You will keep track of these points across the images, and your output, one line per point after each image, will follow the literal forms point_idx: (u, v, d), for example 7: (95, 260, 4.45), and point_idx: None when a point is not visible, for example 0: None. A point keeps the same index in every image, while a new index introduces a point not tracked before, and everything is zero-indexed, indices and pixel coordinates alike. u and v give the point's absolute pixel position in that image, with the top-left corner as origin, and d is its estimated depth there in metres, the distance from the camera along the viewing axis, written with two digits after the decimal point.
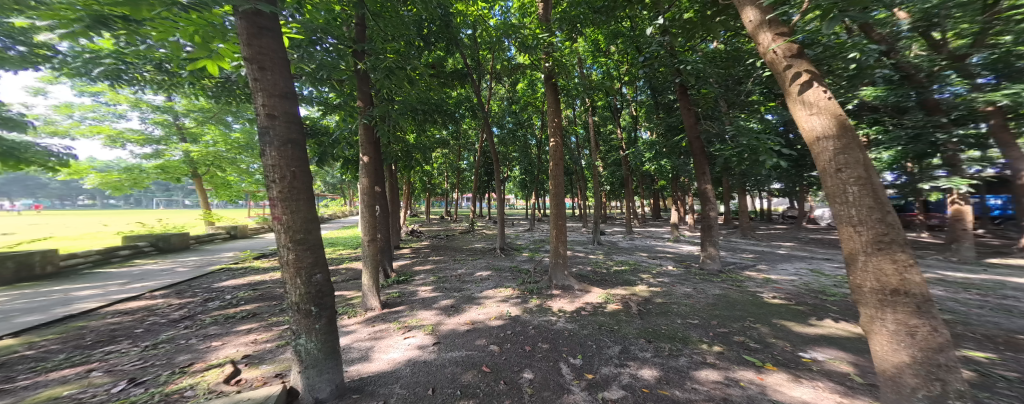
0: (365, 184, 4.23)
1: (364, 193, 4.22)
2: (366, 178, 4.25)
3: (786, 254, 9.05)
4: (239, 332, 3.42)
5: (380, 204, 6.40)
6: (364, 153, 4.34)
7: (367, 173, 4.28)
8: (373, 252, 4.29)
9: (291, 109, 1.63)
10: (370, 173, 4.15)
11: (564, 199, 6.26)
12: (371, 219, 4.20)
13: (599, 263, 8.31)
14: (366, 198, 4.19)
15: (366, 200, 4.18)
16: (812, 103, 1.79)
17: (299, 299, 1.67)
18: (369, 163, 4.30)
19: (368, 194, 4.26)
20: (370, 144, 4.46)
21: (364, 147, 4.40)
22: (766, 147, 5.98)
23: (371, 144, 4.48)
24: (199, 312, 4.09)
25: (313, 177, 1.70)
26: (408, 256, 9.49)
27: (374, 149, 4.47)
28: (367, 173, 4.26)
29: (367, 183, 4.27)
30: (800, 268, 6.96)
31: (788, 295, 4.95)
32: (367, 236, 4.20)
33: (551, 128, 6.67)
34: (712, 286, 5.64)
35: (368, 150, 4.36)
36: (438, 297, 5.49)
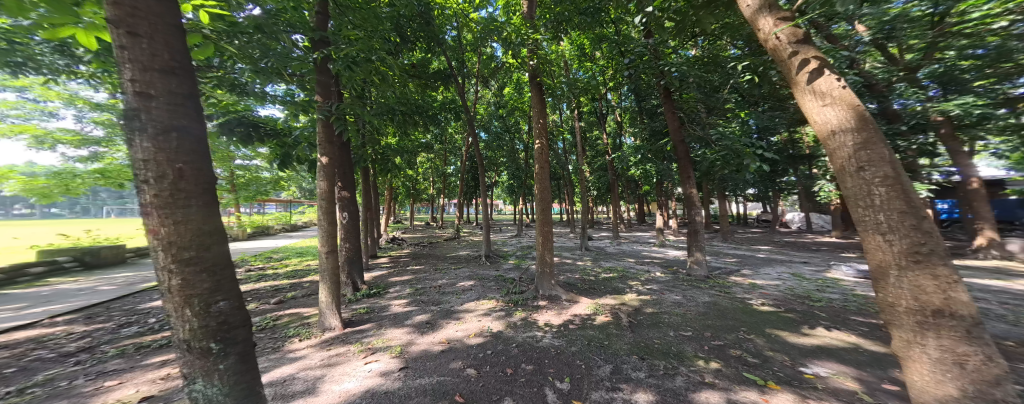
0: (323, 189, 3.76)
1: (322, 199, 3.75)
2: (324, 182, 3.79)
3: (767, 258, 9.16)
4: (148, 366, 2.85)
5: (347, 210, 5.85)
6: (322, 154, 3.89)
7: (326, 175, 3.82)
8: (332, 265, 3.77)
9: (177, 88, 1.27)
10: (329, 175, 3.73)
11: (550, 204, 5.98)
12: (329, 227, 3.71)
13: (587, 270, 8.06)
14: (323, 205, 3.71)
15: (324, 207, 3.71)
16: (823, 93, 1.51)
17: (187, 334, 1.24)
18: (329, 165, 3.87)
19: (327, 199, 3.79)
20: (330, 145, 3.95)
21: (323, 146, 3.91)
22: (748, 150, 5.98)
23: (332, 142, 3.99)
24: (105, 341, 3.43)
25: (212, 175, 1.34)
26: (385, 266, 8.87)
27: (335, 149, 4.01)
28: (326, 176, 3.82)
29: (326, 188, 3.80)
30: (782, 272, 6.98)
31: (777, 301, 4.84)
32: (323, 248, 3.70)
33: (536, 129, 6.44)
34: (701, 293, 5.48)
35: (329, 150, 3.89)
36: (412, 312, 5.00)
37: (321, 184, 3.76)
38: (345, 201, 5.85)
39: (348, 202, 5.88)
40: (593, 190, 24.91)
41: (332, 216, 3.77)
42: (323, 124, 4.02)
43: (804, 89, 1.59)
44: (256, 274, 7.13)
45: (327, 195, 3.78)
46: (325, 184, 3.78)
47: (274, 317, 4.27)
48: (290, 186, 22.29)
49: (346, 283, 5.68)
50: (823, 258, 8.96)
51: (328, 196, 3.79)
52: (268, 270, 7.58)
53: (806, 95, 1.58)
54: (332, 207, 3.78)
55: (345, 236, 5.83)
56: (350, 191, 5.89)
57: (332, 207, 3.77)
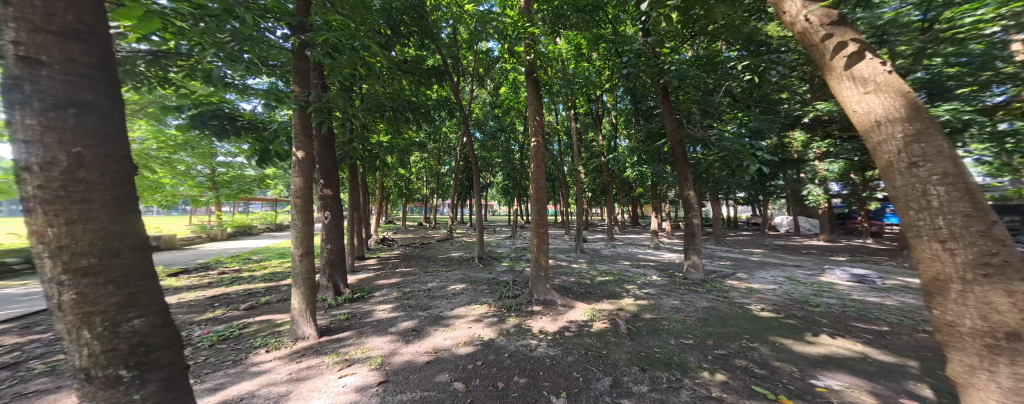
0: (296, 186, 3.49)
1: (296, 196, 3.49)
2: (299, 178, 3.53)
3: (760, 261, 9.14)
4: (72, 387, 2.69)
5: (330, 209, 5.54)
6: (297, 148, 3.60)
7: (301, 170, 3.55)
8: (306, 269, 3.49)
9: (83, 57, 1.00)
10: (303, 171, 3.47)
11: (546, 205, 5.77)
12: (303, 227, 3.46)
13: (582, 274, 7.88)
14: (298, 203, 3.46)
15: (298, 205, 3.46)
16: (865, 79, 1.32)
17: (85, 361, 1.01)
18: (305, 159, 3.59)
19: (303, 197, 3.53)
20: (305, 137, 3.63)
21: (297, 139, 3.63)
22: (748, 152, 5.87)
23: (307, 135, 3.69)
24: (35, 356, 3.25)
25: (126, 166, 1.08)
26: (373, 268, 8.49)
27: (311, 143, 3.73)
28: (300, 171, 3.54)
29: (302, 184, 3.53)
30: (777, 276, 6.92)
31: (777, 306, 4.71)
32: (297, 251, 3.44)
33: (532, 127, 6.24)
34: (699, 297, 5.33)
35: (302, 143, 3.60)
36: (398, 318, 4.70)
37: (295, 180, 3.48)
38: (327, 200, 5.54)
39: (331, 201, 5.58)
40: (588, 191, 24.89)
41: (306, 215, 3.51)
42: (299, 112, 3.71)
43: (841, 75, 1.40)
44: (231, 277, 6.70)
45: (301, 193, 3.52)
46: (300, 181, 3.51)
47: (242, 324, 3.93)
48: (277, 184, 21.63)
49: (328, 287, 5.36)
50: (815, 261, 8.99)
51: (303, 194, 3.52)
52: (246, 272, 7.15)
53: (843, 82, 1.39)
54: (306, 205, 3.52)
55: (327, 236, 5.51)
56: (333, 190, 5.58)
57: (307, 205, 3.53)
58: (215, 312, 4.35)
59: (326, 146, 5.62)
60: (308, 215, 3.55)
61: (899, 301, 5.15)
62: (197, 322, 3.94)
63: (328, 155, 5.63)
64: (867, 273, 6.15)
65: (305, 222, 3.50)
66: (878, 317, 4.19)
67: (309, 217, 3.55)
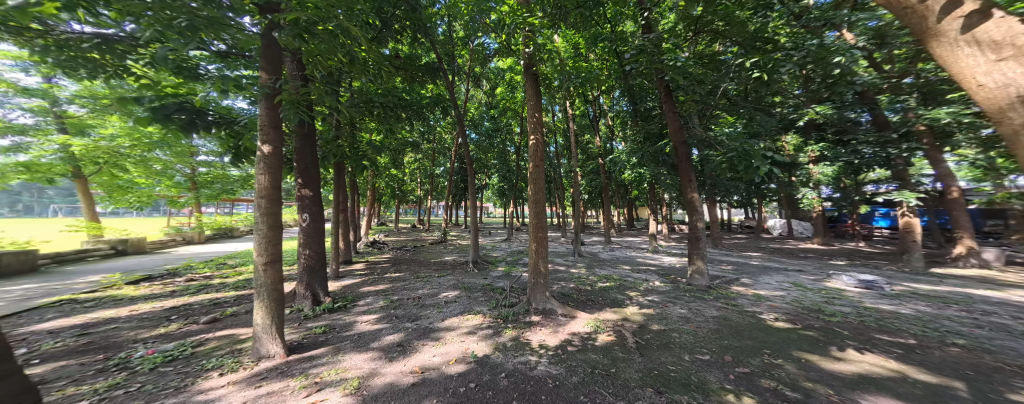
0: (262, 185, 3.09)
1: (261, 197, 3.09)
2: (265, 175, 3.13)
3: (761, 265, 8.90)
4: None
5: (308, 211, 5.06)
6: (263, 141, 3.19)
7: (267, 167, 3.15)
8: (271, 278, 3.08)
9: None
10: (270, 167, 3.08)
11: (545, 207, 5.39)
12: (268, 231, 3.07)
13: (582, 279, 7.54)
14: (263, 204, 3.07)
15: (264, 207, 3.07)
16: (997, 44, 1.00)
17: None
18: (273, 153, 3.20)
19: (269, 197, 3.14)
20: (272, 130, 3.24)
21: (263, 131, 3.22)
22: (758, 152, 5.59)
23: (276, 127, 3.28)
24: None
25: None
26: (360, 273, 7.97)
27: (280, 136, 3.33)
28: (266, 168, 3.14)
29: (268, 183, 3.14)
30: (782, 281, 6.66)
31: (791, 315, 4.40)
32: (260, 259, 3.04)
33: (530, 124, 5.89)
34: (707, 305, 5.01)
35: (270, 136, 3.21)
36: (382, 330, 4.24)
37: (260, 178, 3.08)
38: (306, 201, 5.06)
39: (311, 202, 5.10)
40: (584, 193, 24.67)
41: (273, 218, 3.12)
42: (265, 98, 3.26)
43: (959, 40, 1.09)
44: (200, 285, 6.12)
45: (267, 192, 3.12)
46: (266, 179, 3.12)
47: (197, 341, 3.43)
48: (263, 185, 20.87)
49: (306, 296, 4.88)
50: (816, 265, 8.80)
51: (270, 194, 3.13)
52: (218, 280, 6.57)
53: (962, 48, 1.09)
54: (274, 207, 3.13)
55: (305, 241, 5.03)
56: (313, 190, 5.11)
57: (274, 206, 3.14)
58: (168, 327, 3.84)
59: (305, 142, 5.16)
60: (275, 218, 3.15)
61: (914, 309, 4.88)
62: (145, 339, 3.42)
63: (307, 152, 5.17)
64: (875, 279, 5.91)
65: (271, 225, 3.10)
66: (901, 327, 3.90)
67: (275, 220, 3.15)
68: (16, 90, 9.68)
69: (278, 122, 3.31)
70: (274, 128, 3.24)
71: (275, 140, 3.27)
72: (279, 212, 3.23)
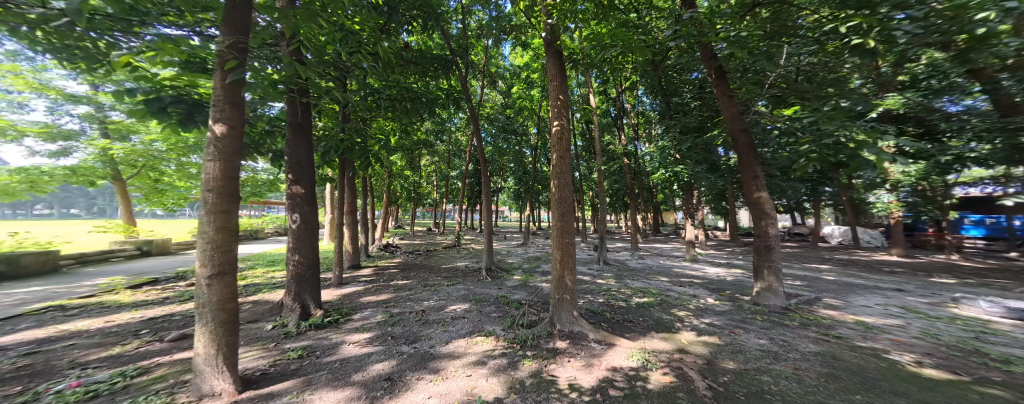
0: (209, 174, 2.21)
1: (208, 189, 2.20)
2: (215, 161, 2.25)
3: (839, 281, 7.24)
4: None
5: (299, 210, 4.36)
6: (215, 119, 2.34)
7: (220, 151, 2.28)
8: (219, 298, 2.22)
9: None
10: (218, 150, 2.24)
11: (571, 208, 4.41)
12: (216, 235, 2.19)
13: (613, 292, 6.42)
14: (210, 199, 2.19)
15: (211, 203, 2.18)
16: None
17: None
18: (229, 134, 2.35)
19: (221, 190, 2.25)
20: (230, 107, 2.39)
21: (217, 106, 2.36)
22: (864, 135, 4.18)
23: (236, 102, 2.44)
24: None
25: None
26: (366, 279, 7.32)
27: (241, 114, 2.49)
28: (219, 152, 2.27)
29: (220, 172, 2.25)
30: (884, 305, 5.14)
31: (936, 357, 3.04)
32: (203, 271, 2.17)
33: (553, 109, 4.97)
34: (794, 335, 3.73)
35: (225, 114, 2.36)
36: (371, 356, 3.42)
37: (206, 166, 2.21)
38: (297, 199, 4.39)
39: (303, 200, 4.42)
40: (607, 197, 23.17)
41: (226, 218, 2.25)
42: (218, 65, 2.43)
43: None
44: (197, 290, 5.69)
45: (218, 184, 2.23)
46: (215, 167, 2.24)
47: (145, 368, 2.79)
48: None
49: (294, 308, 4.15)
50: (916, 284, 6.98)
51: (222, 186, 2.24)
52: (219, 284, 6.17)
53: None
54: (227, 204, 2.26)
55: (294, 245, 4.32)
56: (305, 186, 4.44)
57: (228, 203, 2.26)
58: (129, 344, 3.27)
59: (299, 133, 4.58)
60: (228, 219, 2.28)
61: None
62: (87, 364, 2.83)
63: (300, 145, 4.55)
64: None
65: (222, 228, 2.23)
66: None
67: (229, 222, 2.29)
68: (63, 97, 10.31)
69: (238, 97, 2.47)
70: (233, 103, 2.40)
71: (235, 119, 2.42)
72: (235, 211, 2.35)
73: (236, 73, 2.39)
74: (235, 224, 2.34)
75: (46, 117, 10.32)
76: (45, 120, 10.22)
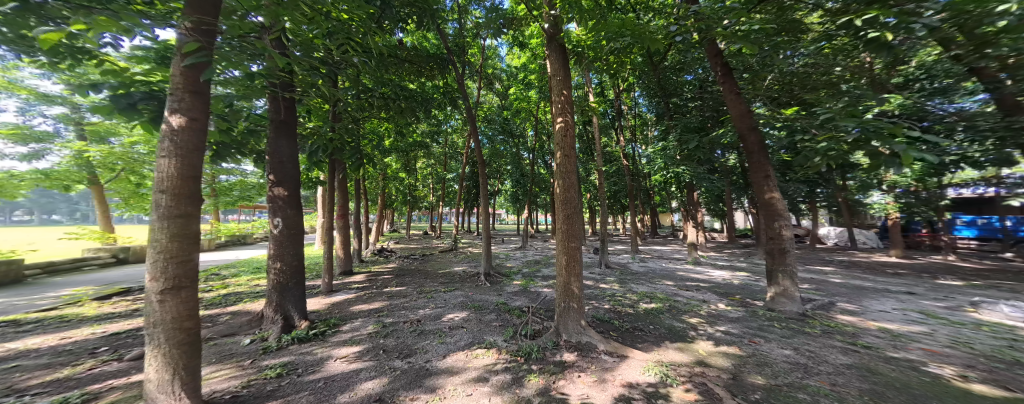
0: (162, 172, 1.90)
1: (161, 190, 1.89)
2: (170, 158, 1.94)
3: (848, 284, 7.07)
4: None
5: (281, 214, 4.02)
6: (171, 110, 2.04)
7: (177, 146, 1.97)
8: (174, 316, 1.88)
9: None
10: (175, 145, 1.95)
11: (576, 208, 4.12)
12: (171, 243, 1.88)
13: (619, 298, 6.14)
14: (164, 201, 1.88)
15: (165, 205, 1.87)
16: None
17: None
18: (188, 127, 2.05)
19: (178, 191, 1.94)
20: (191, 96, 2.09)
21: (175, 95, 2.05)
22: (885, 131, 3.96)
23: (198, 92, 2.14)
24: None
25: None
26: (358, 286, 6.92)
27: (204, 105, 2.18)
28: (175, 147, 1.96)
29: (176, 169, 1.95)
30: (903, 310, 4.93)
31: (979, 371, 2.81)
32: (155, 285, 1.84)
33: (556, 105, 4.70)
34: (820, 345, 3.47)
35: (184, 104, 2.05)
36: (360, 374, 3.06)
37: (159, 163, 1.91)
38: (279, 202, 4.05)
39: (286, 204, 4.07)
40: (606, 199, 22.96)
41: (183, 224, 1.94)
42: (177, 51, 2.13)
43: None
44: None
45: (174, 184, 1.92)
46: (171, 164, 1.93)
47: (93, 394, 2.38)
48: None
49: (276, 320, 3.78)
50: (926, 287, 6.83)
51: (179, 186, 1.94)
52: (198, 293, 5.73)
53: None
54: (185, 207, 1.95)
55: (276, 252, 3.94)
56: (289, 188, 4.11)
57: (186, 205, 1.95)
58: (82, 365, 2.86)
59: (282, 131, 4.28)
60: (186, 224, 1.96)
61: None
62: (26, 390, 2.42)
63: (282, 144, 4.22)
64: None
65: (178, 235, 1.91)
66: None
67: (188, 228, 1.97)
68: (36, 96, 9.83)
69: (201, 86, 2.18)
70: (194, 91, 2.10)
71: (197, 110, 2.12)
72: (195, 215, 2.04)
73: (197, 58, 2.10)
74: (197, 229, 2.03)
75: (17, 118, 9.82)
76: (16, 120, 9.72)
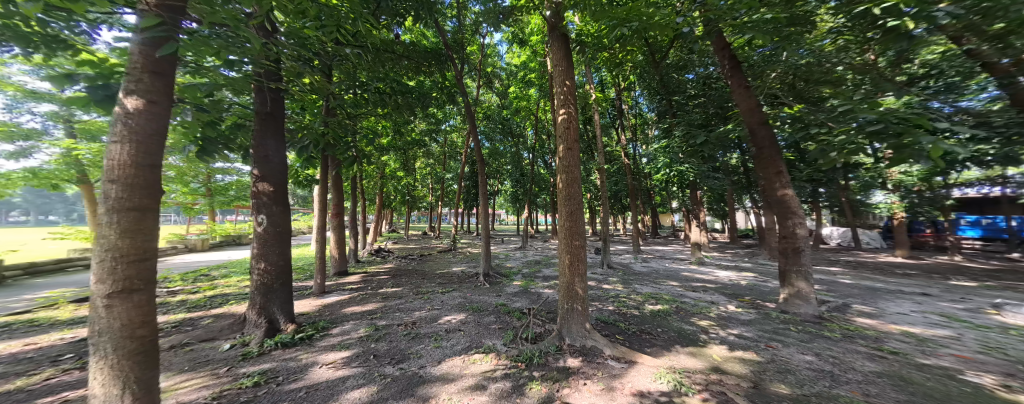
0: (114, 160, 1.66)
1: (111, 180, 1.65)
2: (124, 144, 1.71)
3: (859, 285, 6.85)
4: None
5: (266, 211, 3.77)
6: (127, 92, 1.80)
7: (131, 131, 1.74)
8: (124, 323, 1.64)
9: None
10: (128, 131, 1.71)
11: (580, 205, 3.86)
12: (122, 240, 1.64)
13: (623, 299, 5.89)
14: (114, 193, 1.64)
15: (115, 198, 1.63)
16: None
17: None
18: (147, 110, 1.81)
19: (133, 181, 1.70)
20: (151, 77, 1.87)
21: (132, 75, 1.82)
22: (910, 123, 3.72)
23: (159, 73, 1.91)
24: None
25: None
26: (352, 286, 6.67)
27: (167, 89, 1.95)
28: (129, 132, 1.73)
29: (130, 157, 1.71)
30: (923, 312, 4.70)
31: (1023, 380, 2.58)
32: (100, 289, 1.59)
33: (558, 96, 4.43)
34: (844, 351, 3.23)
35: (143, 85, 1.82)
36: (347, 381, 2.81)
37: (109, 149, 1.66)
38: (264, 198, 3.80)
39: (271, 200, 3.82)
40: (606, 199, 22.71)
41: (138, 219, 1.70)
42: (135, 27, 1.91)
43: None
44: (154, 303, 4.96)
45: (127, 173, 1.68)
46: (125, 151, 1.69)
47: None
48: None
49: (260, 324, 3.53)
50: (940, 289, 6.60)
51: (134, 176, 1.70)
52: (183, 294, 5.46)
53: None
54: (141, 199, 1.71)
55: (260, 251, 3.68)
56: (274, 183, 3.87)
57: (142, 198, 1.72)
58: (40, 374, 2.61)
59: (267, 124, 4.05)
60: (142, 219, 1.72)
61: None
62: None
63: (267, 137, 3.99)
64: None
65: (131, 231, 1.67)
66: None
67: (143, 224, 1.73)
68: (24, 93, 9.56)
69: (164, 67, 1.96)
70: (155, 72, 1.88)
71: (159, 93, 1.90)
72: (153, 209, 1.80)
73: (159, 35, 1.88)
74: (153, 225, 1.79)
75: (4, 115, 9.56)
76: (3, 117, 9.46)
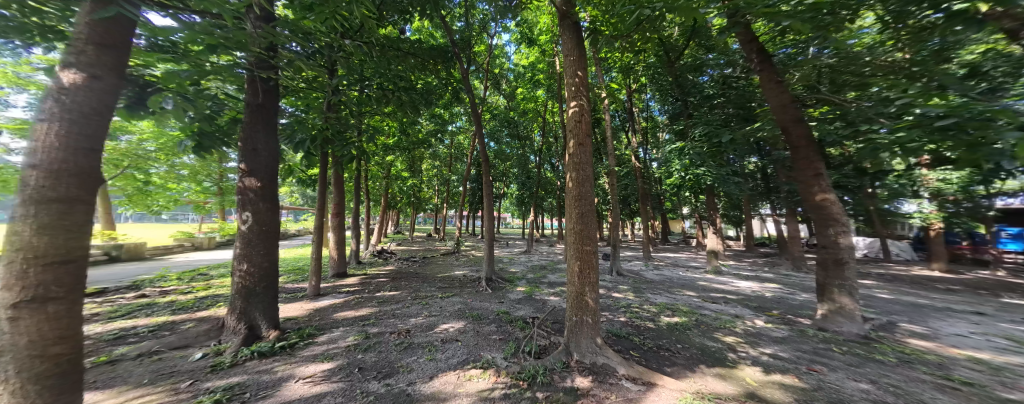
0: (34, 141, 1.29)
1: (29, 165, 1.28)
2: (51, 121, 1.33)
3: (900, 300, 6.19)
4: None
5: (251, 208, 3.49)
6: (62, 63, 1.44)
7: (62, 109, 1.37)
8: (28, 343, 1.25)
9: None
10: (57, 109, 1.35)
11: (592, 207, 3.48)
12: (37, 239, 1.27)
13: (637, 309, 5.43)
14: (35, 182, 1.27)
15: (34, 188, 1.27)
16: None
17: None
18: (89, 87, 1.45)
19: (60, 168, 1.33)
20: (99, 50, 1.52)
21: (76, 45, 1.47)
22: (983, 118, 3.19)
23: (109, 46, 1.56)
24: None
25: None
26: (349, 289, 6.39)
27: (116, 65, 1.59)
28: (61, 109, 1.36)
29: (56, 138, 1.33)
30: (986, 335, 4.09)
31: None
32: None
33: (569, 88, 4.00)
34: (906, 380, 2.73)
35: (86, 57, 1.47)
36: (323, 400, 2.45)
37: (33, 127, 1.30)
38: (250, 194, 3.52)
39: (258, 196, 3.54)
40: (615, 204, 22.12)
41: (62, 215, 1.32)
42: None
43: None
44: (141, 303, 4.73)
45: (53, 158, 1.32)
46: (49, 132, 1.32)
47: None
48: None
49: (239, 331, 3.26)
50: (994, 307, 5.90)
51: (61, 162, 1.33)
52: (175, 294, 5.25)
53: None
54: (68, 190, 1.34)
55: (243, 251, 3.38)
56: (262, 179, 3.58)
57: (72, 189, 1.35)
58: None
59: (259, 116, 3.74)
60: (67, 215, 1.34)
61: None
62: None
63: (257, 129, 3.69)
64: None
65: (53, 228, 1.30)
66: None
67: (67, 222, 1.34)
68: None
69: (115, 39, 1.60)
70: (102, 43, 1.52)
71: (109, 68, 1.54)
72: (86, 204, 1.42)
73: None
74: (84, 221, 1.40)
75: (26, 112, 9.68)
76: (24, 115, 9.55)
